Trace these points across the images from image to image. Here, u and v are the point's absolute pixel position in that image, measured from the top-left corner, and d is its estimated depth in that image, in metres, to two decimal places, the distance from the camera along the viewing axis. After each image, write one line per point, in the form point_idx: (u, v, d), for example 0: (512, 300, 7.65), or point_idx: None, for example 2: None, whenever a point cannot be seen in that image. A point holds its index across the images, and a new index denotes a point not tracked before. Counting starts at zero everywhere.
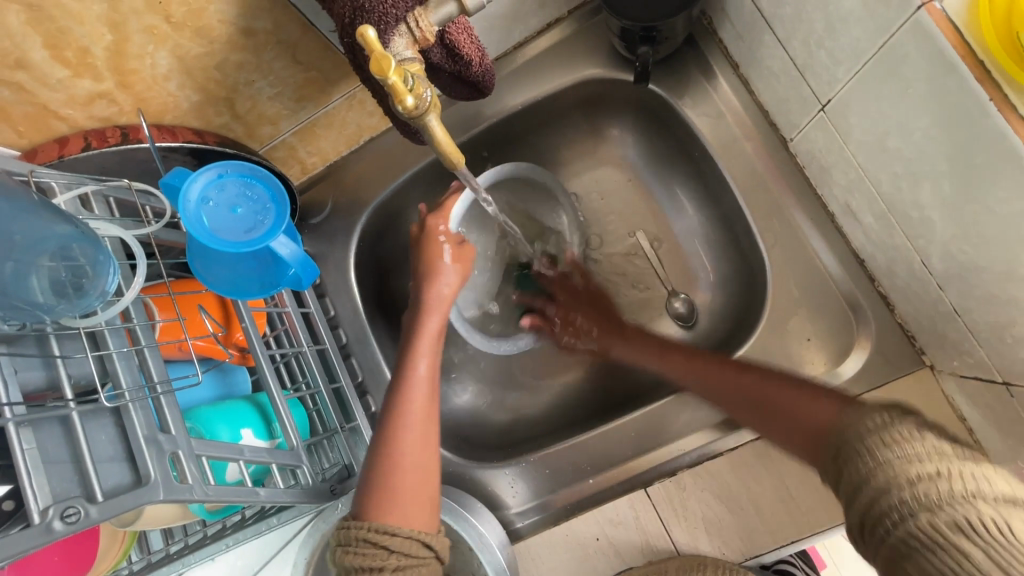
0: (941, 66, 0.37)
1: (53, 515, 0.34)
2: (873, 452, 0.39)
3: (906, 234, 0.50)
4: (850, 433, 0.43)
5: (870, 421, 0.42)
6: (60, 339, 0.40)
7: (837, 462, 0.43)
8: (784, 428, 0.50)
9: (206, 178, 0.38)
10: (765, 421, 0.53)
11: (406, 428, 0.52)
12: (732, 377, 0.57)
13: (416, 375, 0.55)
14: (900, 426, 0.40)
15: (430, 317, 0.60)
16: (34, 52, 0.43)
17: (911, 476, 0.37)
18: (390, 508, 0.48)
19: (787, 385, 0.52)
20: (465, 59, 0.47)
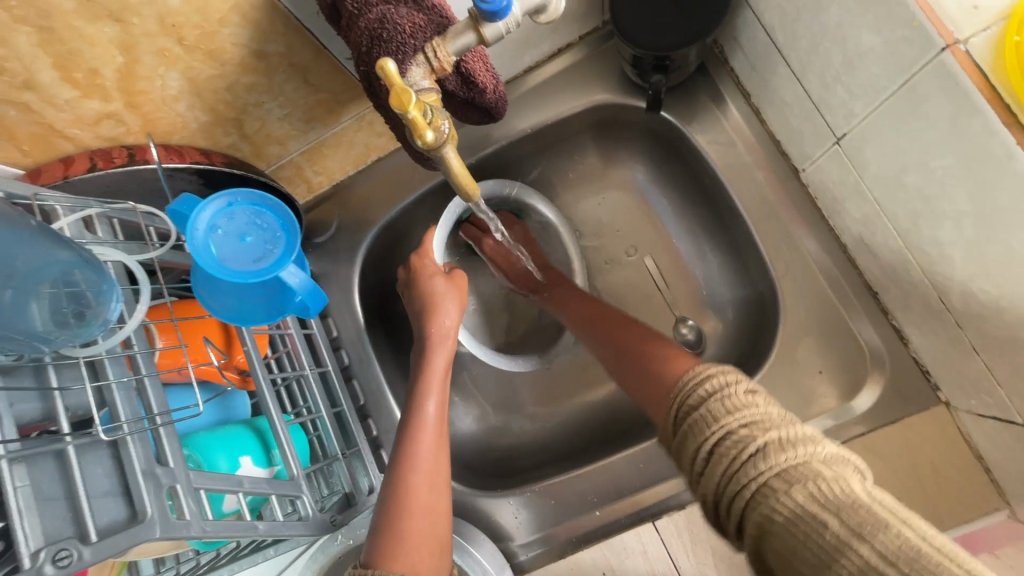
0: (965, 107, 0.36)
1: (44, 559, 0.32)
2: (714, 418, 0.39)
3: (923, 270, 0.49)
4: (681, 403, 0.42)
5: (705, 385, 0.41)
6: (58, 368, 0.38)
7: (678, 434, 0.41)
8: (642, 386, 0.50)
9: (216, 206, 0.37)
10: (631, 371, 0.53)
11: (416, 466, 0.50)
12: (607, 332, 0.60)
13: (424, 416, 0.53)
14: (733, 393, 0.39)
15: (436, 353, 0.59)
16: (43, 73, 0.42)
17: (759, 443, 0.36)
18: (397, 556, 0.45)
19: (656, 339, 0.55)
20: (480, 87, 0.47)
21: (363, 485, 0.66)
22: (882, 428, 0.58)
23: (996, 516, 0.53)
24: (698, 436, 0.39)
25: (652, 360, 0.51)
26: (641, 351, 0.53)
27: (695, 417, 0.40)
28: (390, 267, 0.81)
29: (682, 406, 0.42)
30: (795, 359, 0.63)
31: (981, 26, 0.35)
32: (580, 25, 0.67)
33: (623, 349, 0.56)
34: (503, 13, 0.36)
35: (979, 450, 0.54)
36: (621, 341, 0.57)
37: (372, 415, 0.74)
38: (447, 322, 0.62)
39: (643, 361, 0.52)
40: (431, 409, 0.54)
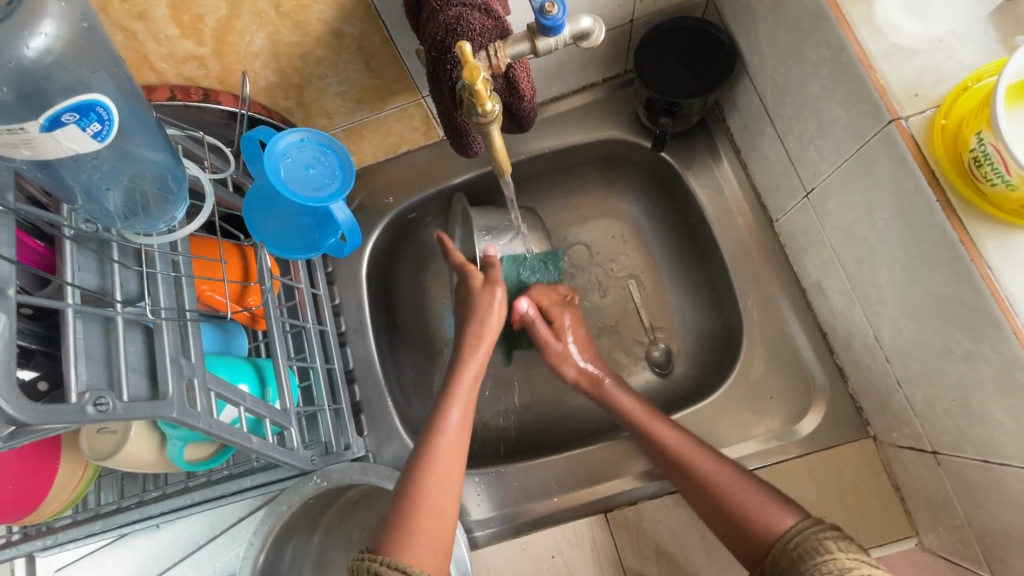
0: (902, 168, 0.45)
1: (88, 400, 0.36)
2: (822, 551, 0.48)
3: (864, 310, 0.58)
4: (790, 545, 0.51)
5: (817, 531, 0.50)
6: (119, 250, 0.43)
7: (787, 562, 0.50)
8: (743, 540, 0.55)
9: (291, 138, 0.44)
10: (724, 517, 0.57)
11: (430, 471, 0.57)
12: (701, 459, 0.61)
13: (447, 421, 0.61)
14: (841, 537, 0.48)
15: (470, 365, 0.66)
16: (157, 9, 0.49)
17: (862, 574, 0.44)
18: (406, 550, 0.51)
19: (745, 483, 0.58)
20: (520, 93, 0.55)
21: (342, 441, 0.70)
22: (819, 452, 0.65)
23: (906, 542, 0.60)
24: (810, 563, 0.48)
25: (750, 501, 0.56)
26: (739, 492, 0.57)
27: (805, 552, 0.49)
28: (399, 251, 0.87)
29: (788, 545, 0.51)
30: (750, 384, 0.71)
31: (920, 109, 0.45)
32: (606, 70, 0.77)
33: (715, 492, 0.59)
34: (557, 30, 0.45)
35: (898, 481, 0.62)
36: (709, 476, 0.60)
37: (358, 381, 0.77)
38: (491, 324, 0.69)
39: (740, 498, 0.56)
40: (453, 417, 0.62)
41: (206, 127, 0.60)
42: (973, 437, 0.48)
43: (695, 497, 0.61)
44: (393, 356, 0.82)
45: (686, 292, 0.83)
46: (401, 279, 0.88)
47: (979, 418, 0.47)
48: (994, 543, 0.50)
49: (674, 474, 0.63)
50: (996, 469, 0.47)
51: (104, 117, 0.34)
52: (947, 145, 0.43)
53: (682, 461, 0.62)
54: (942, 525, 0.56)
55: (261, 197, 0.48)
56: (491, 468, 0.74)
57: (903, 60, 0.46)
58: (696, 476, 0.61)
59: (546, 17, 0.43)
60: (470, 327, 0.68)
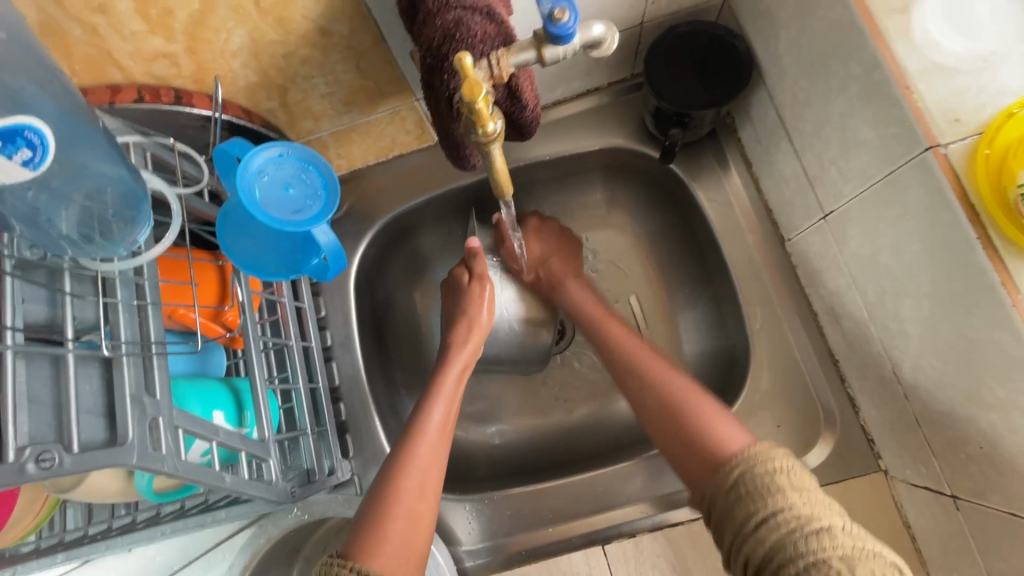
0: (939, 201, 0.42)
1: (28, 457, 0.32)
2: (771, 487, 0.44)
3: (882, 343, 0.54)
4: (745, 463, 0.47)
5: (767, 460, 0.47)
6: (72, 278, 0.38)
7: (731, 495, 0.46)
8: (685, 451, 0.53)
9: (268, 154, 0.40)
10: (676, 442, 0.55)
11: (408, 476, 0.52)
12: (658, 369, 0.61)
13: (428, 422, 0.56)
14: (792, 470, 0.46)
15: (458, 355, 0.64)
16: (120, 1, 0.44)
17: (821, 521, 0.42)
18: (376, 553, 0.46)
19: (707, 400, 0.56)
20: (523, 103, 0.51)
21: (325, 466, 0.66)
22: (826, 486, 0.62)
23: None
24: (759, 502, 0.44)
25: (709, 421, 0.54)
26: (704, 416, 0.54)
27: (761, 476, 0.46)
28: (390, 258, 0.83)
29: (738, 475, 0.47)
30: (757, 411, 0.67)
31: (960, 136, 0.41)
32: (612, 74, 0.73)
33: (673, 404, 0.57)
34: (566, 38, 0.40)
35: (909, 519, 0.59)
36: (668, 393, 0.58)
37: (344, 399, 0.73)
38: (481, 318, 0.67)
39: (707, 427, 0.53)
40: (436, 418, 0.57)
41: (179, 132, 0.55)
42: (998, 487, 0.45)
43: (649, 416, 0.59)
44: (382, 372, 0.78)
45: (689, 310, 0.79)
46: (391, 288, 0.83)
47: (1007, 469, 0.44)
48: None
49: (636, 402, 0.61)
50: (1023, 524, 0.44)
51: (35, 142, 0.30)
52: (990, 178, 0.39)
53: (643, 364, 0.63)
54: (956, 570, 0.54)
55: (235, 216, 0.43)
56: (483, 493, 0.70)
57: (943, 81, 0.42)
58: (666, 409, 0.57)
59: (555, 25, 0.39)
60: (456, 327, 0.66)
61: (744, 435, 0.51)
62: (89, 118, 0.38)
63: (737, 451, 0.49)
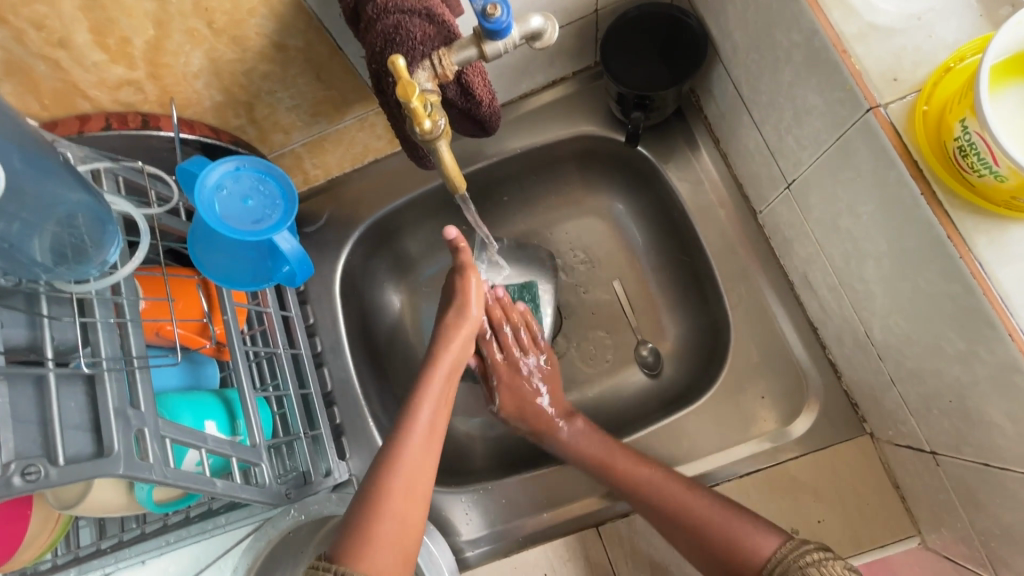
0: (884, 159, 0.42)
1: (14, 470, 0.34)
2: None
3: (853, 306, 0.55)
4: (789, 563, 0.51)
5: (807, 556, 0.50)
6: (49, 301, 0.40)
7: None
8: (709, 551, 0.56)
9: (224, 169, 0.42)
10: (691, 545, 0.58)
11: (395, 475, 0.53)
12: (678, 492, 0.60)
13: (417, 423, 0.57)
14: (827, 559, 0.49)
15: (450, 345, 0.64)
16: (78, 34, 0.45)
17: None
18: (362, 557, 0.47)
19: (724, 507, 0.58)
20: (477, 99, 0.52)
21: (320, 468, 0.68)
22: (813, 453, 0.63)
23: (908, 542, 0.59)
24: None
25: (715, 531, 0.56)
26: (693, 511, 0.58)
27: (793, 574, 0.49)
28: (375, 263, 0.84)
29: (774, 574, 0.51)
30: (741, 385, 0.68)
31: (900, 95, 0.42)
32: (575, 62, 0.74)
33: (687, 521, 0.58)
34: (503, 33, 0.41)
35: (897, 479, 0.60)
36: (675, 507, 0.59)
37: (338, 403, 0.75)
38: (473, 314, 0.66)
39: (714, 537, 0.56)
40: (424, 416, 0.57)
41: (151, 155, 0.57)
42: (971, 440, 0.46)
43: (652, 513, 0.60)
44: (374, 375, 0.80)
45: (671, 290, 0.80)
46: (378, 291, 0.85)
47: (977, 421, 0.44)
48: (997, 547, 0.48)
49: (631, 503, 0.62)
50: (996, 474, 0.44)
51: None
52: (931, 134, 0.40)
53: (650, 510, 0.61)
54: (945, 526, 0.54)
55: (202, 231, 0.45)
56: (478, 484, 0.72)
57: (880, 41, 0.42)
58: (668, 517, 0.59)
59: (490, 21, 0.40)
60: (444, 326, 0.66)
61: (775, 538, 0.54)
62: (43, 149, 0.40)
63: (769, 561, 0.52)
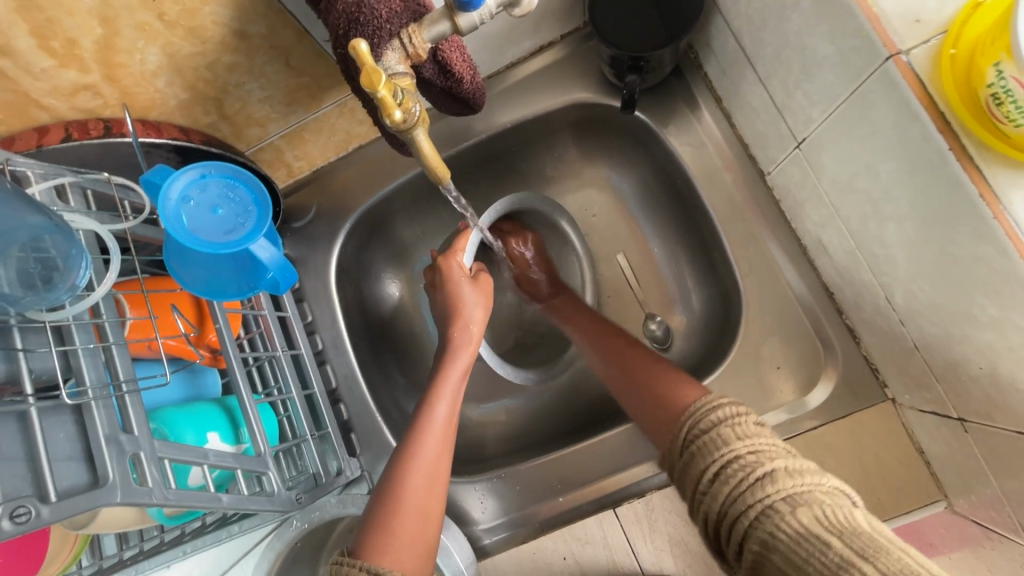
0: (907, 114, 0.38)
1: (2, 514, 0.33)
2: (722, 442, 0.42)
3: (872, 270, 0.52)
4: (696, 424, 0.46)
5: (716, 414, 0.45)
6: (23, 331, 0.39)
7: (686, 453, 0.45)
8: (648, 414, 0.54)
9: (189, 177, 0.39)
10: (641, 405, 0.55)
11: (415, 472, 0.52)
12: (648, 365, 0.58)
13: (434, 417, 0.56)
14: (736, 420, 0.43)
15: (460, 354, 0.62)
16: (19, 39, 0.42)
17: (766, 468, 0.40)
18: (384, 550, 0.47)
19: (666, 370, 0.56)
20: (457, 77, 0.48)
21: (331, 467, 0.67)
22: (833, 422, 0.61)
23: (934, 507, 0.57)
24: (710, 458, 0.42)
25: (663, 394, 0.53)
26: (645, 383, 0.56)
27: (708, 436, 0.43)
28: (370, 254, 0.82)
29: (691, 431, 0.46)
30: (756, 355, 0.65)
31: (923, 39, 0.37)
32: (562, 24, 0.68)
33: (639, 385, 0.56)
34: (475, 4, 0.37)
35: (921, 445, 0.58)
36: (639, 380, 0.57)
37: (344, 400, 0.75)
38: (474, 317, 0.65)
39: (658, 388, 0.54)
40: (440, 412, 0.57)
41: (120, 161, 0.54)
42: (1003, 406, 0.43)
43: (611, 375, 0.62)
44: (378, 368, 0.79)
45: (677, 261, 0.77)
46: (376, 282, 0.83)
47: (1009, 387, 0.41)
48: None
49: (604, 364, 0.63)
50: None
51: None
52: (958, 83, 0.36)
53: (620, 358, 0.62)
54: (973, 492, 0.52)
55: (174, 244, 0.43)
56: (494, 471, 0.71)
57: None
58: (631, 379, 0.58)
59: None
60: (454, 326, 0.64)
61: (699, 387, 0.52)
62: None
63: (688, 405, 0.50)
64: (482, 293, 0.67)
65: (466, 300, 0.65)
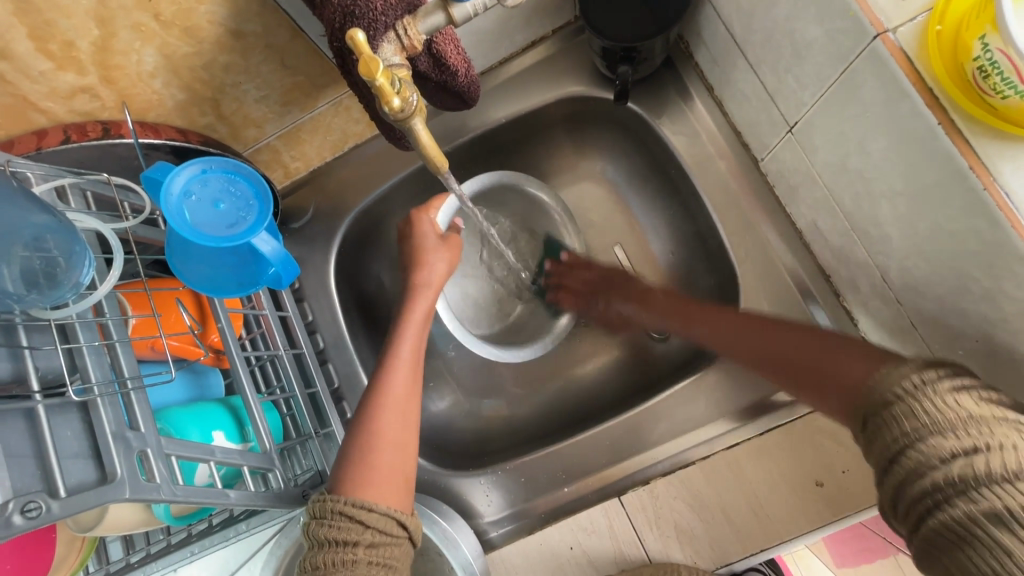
0: (895, 91, 0.39)
1: (12, 510, 0.33)
2: (925, 411, 0.38)
3: (867, 251, 0.52)
4: (879, 393, 0.41)
5: (905, 382, 0.40)
6: (28, 330, 0.39)
7: (879, 417, 0.40)
8: (832, 393, 0.47)
9: (190, 173, 0.39)
10: (800, 372, 0.51)
11: (388, 407, 0.54)
12: (765, 334, 0.56)
13: (399, 357, 0.59)
14: (962, 391, 0.38)
15: (419, 301, 0.64)
16: (17, 42, 0.42)
17: (978, 441, 0.36)
18: (366, 485, 0.49)
19: (830, 342, 0.51)
20: (452, 69, 0.49)
21: (335, 464, 0.67)
22: None
23: None
24: (905, 425, 0.38)
25: (829, 364, 0.49)
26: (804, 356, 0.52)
27: (899, 397, 0.40)
28: (369, 252, 0.82)
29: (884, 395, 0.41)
30: None
31: (909, 16, 0.38)
32: (554, 18, 0.69)
33: (790, 371, 0.53)
34: None
35: None
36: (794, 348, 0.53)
37: (347, 398, 0.75)
38: (439, 270, 0.66)
39: (824, 366, 0.49)
40: (405, 352, 0.59)
41: (119, 163, 0.54)
42: (1001, 379, 0.43)
43: (755, 348, 0.57)
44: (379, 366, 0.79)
45: (674, 251, 0.77)
46: (375, 281, 0.83)
47: (1006, 358, 0.42)
48: None
49: (710, 335, 0.62)
50: None
51: None
52: (945, 58, 0.36)
53: (723, 332, 0.61)
54: None
55: (176, 241, 0.43)
56: (498, 464, 0.71)
57: None
58: (781, 351, 0.54)
59: None
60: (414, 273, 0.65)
61: (870, 366, 0.45)
62: None
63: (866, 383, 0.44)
64: (450, 248, 0.67)
65: (431, 250, 0.66)
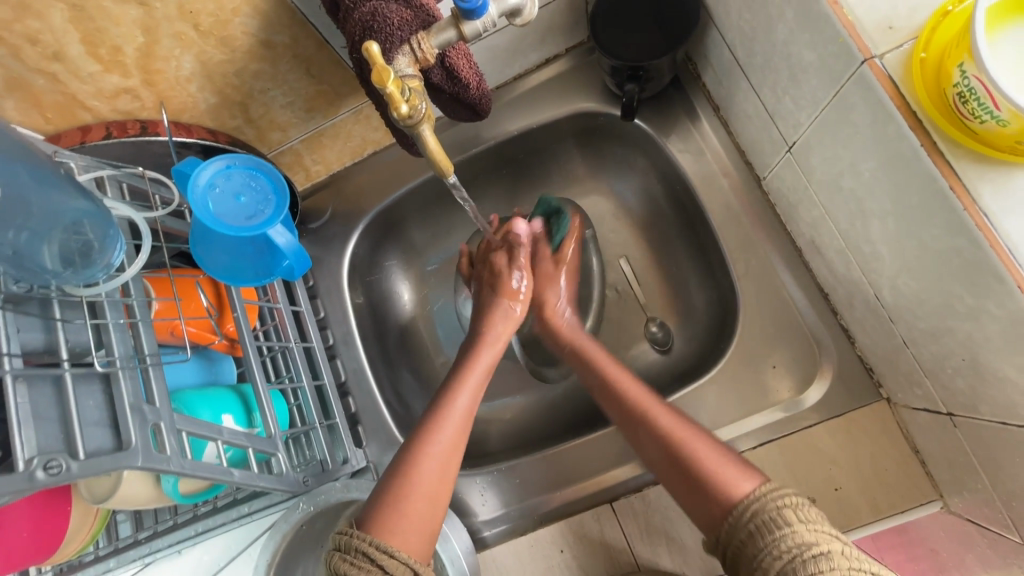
0: (882, 113, 0.40)
1: (37, 465, 0.36)
2: (781, 523, 0.44)
3: (861, 269, 0.53)
4: (753, 509, 0.46)
5: (780, 499, 0.45)
6: (61, 305, 0.42)
7: (742, 531, 0.46)
8: (701, 500, 0.51)
9: (216, 168, 0.43)
10: (678, 476, 0.54)
11: (431, 457, 0.55)
12: (660, 416, 0.58)
13: (457, 405, 0.60)
14: (800, 506, 0.44)
15: (484, 352, 0.66)
16: (71, 47, 0.47)
17: (816, 550, 0.41)
18: (392, 531, 0.49)
19: (710, 445, 0.54)
20: (464, 82, 0.52)
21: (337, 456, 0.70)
22: (828, 420, 0.62)
23: (931, 507, 0.57)
24: (772, 537, 0.43)
25: (713, 467, 0.52)
26: (692, 444, 0.54)
27: (768, 508, 0.45)
28: (382, 255, 0.85)
29: (752, 511, 0.46)
30: (753, 355, 0.66)
31: (895, 43, 0.39)
32: (567, 38, 0.72)
33: (681, 463, 0.54)
34: (478, 13, 0.41)
35: (916, 444, 0.58)
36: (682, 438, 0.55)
37: (353, 393, 0.77)
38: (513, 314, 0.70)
39: (703, 464, 0.52)
40: (463, 401, 0.60)
41: (153, 159, 0.58)
42: (987, 397, 0.44)
43: (657, 457, 0.57)
44: (386, 364, 0.81)
45: (678, 265, 0.79)
46: (386, 282, 0.86)
47: (990, 376, 0.42)
48: (1020, 507, 0.46)
49: (625, 422, 0.61)
50: (1015, 431, 0.43)
51: None
52: (929, 83, 0.38)
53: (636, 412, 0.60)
54: (966, 489, 0.53)
55: (200, 231, 0.46)
56: (494, 465, 0.72)
57: None
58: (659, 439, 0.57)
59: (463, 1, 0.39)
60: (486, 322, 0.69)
61: (747, 478, 0.50)
62: (40, 160, 0.42)
63: (740, 495, 0.48)
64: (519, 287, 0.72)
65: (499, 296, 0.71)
